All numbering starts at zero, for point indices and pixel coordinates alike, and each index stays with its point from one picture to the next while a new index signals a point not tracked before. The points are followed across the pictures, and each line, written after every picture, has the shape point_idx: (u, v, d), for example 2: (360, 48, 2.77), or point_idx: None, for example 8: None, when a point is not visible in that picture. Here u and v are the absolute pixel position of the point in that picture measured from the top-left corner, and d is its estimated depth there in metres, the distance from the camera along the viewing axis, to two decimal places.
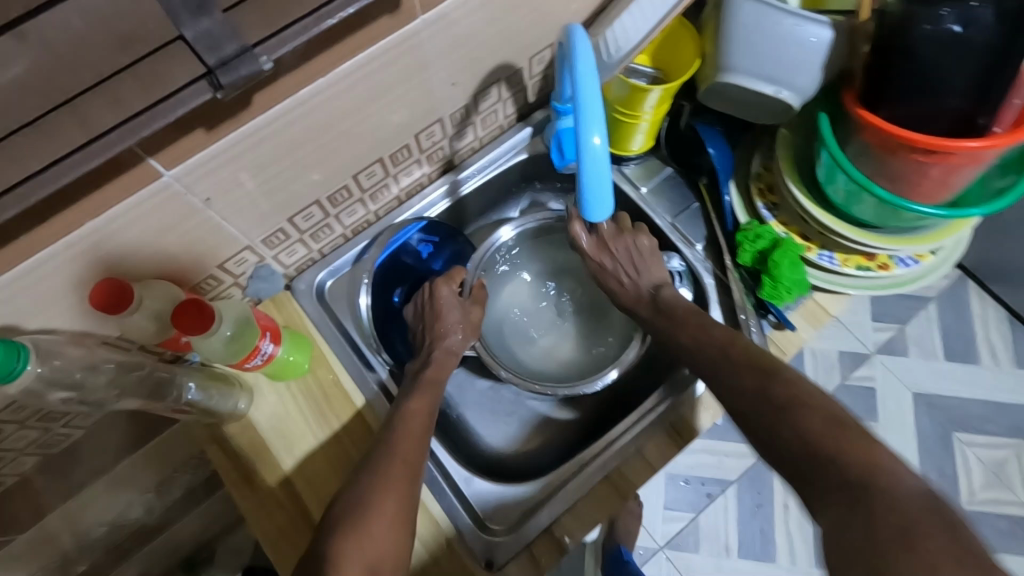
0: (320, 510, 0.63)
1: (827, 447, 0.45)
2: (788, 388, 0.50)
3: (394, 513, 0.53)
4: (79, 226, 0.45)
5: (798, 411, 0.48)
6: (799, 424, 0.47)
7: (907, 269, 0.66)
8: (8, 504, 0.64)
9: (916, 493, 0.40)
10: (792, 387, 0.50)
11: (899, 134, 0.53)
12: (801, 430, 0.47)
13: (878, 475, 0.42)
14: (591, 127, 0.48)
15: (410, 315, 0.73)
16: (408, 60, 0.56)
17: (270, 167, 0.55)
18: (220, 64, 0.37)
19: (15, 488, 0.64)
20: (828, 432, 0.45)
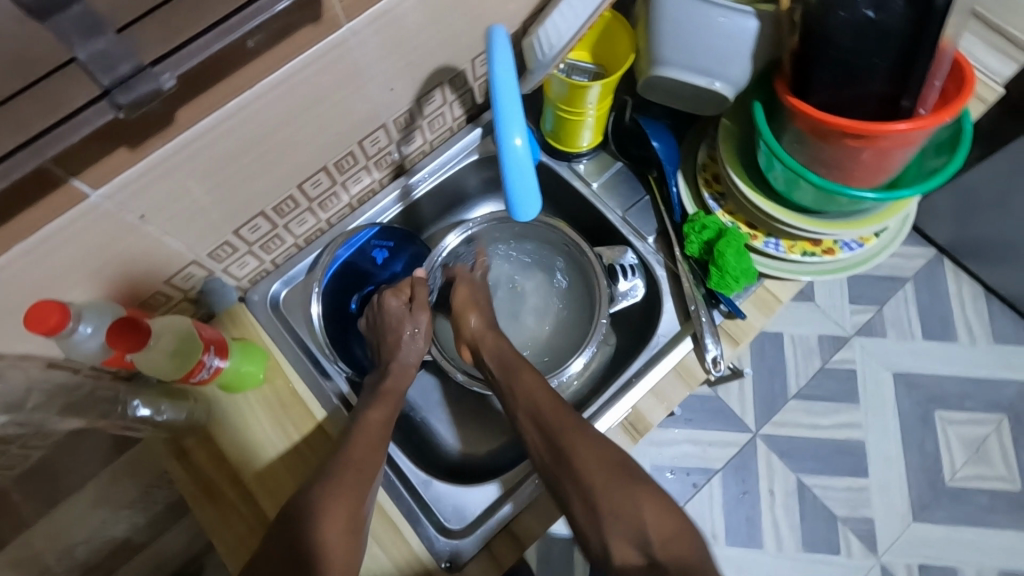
0: (274, 509, 0.64)
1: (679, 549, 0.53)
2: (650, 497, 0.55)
3: (347, 519, 0.53)
4: (7, 251, 0.45)
5: (655, 525, 0.54)
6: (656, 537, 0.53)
7: (852, 252, 0.67)
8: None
9: (696, 551, 0.54)
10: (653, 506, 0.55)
11: (826, 120, 0.54)
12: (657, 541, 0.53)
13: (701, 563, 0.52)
14: (513, 127, 0.48)
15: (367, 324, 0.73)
16: (339, 68, 0.56)
17: (205, 181, 0.55)
18: (117, 82, 0.36)
19: None
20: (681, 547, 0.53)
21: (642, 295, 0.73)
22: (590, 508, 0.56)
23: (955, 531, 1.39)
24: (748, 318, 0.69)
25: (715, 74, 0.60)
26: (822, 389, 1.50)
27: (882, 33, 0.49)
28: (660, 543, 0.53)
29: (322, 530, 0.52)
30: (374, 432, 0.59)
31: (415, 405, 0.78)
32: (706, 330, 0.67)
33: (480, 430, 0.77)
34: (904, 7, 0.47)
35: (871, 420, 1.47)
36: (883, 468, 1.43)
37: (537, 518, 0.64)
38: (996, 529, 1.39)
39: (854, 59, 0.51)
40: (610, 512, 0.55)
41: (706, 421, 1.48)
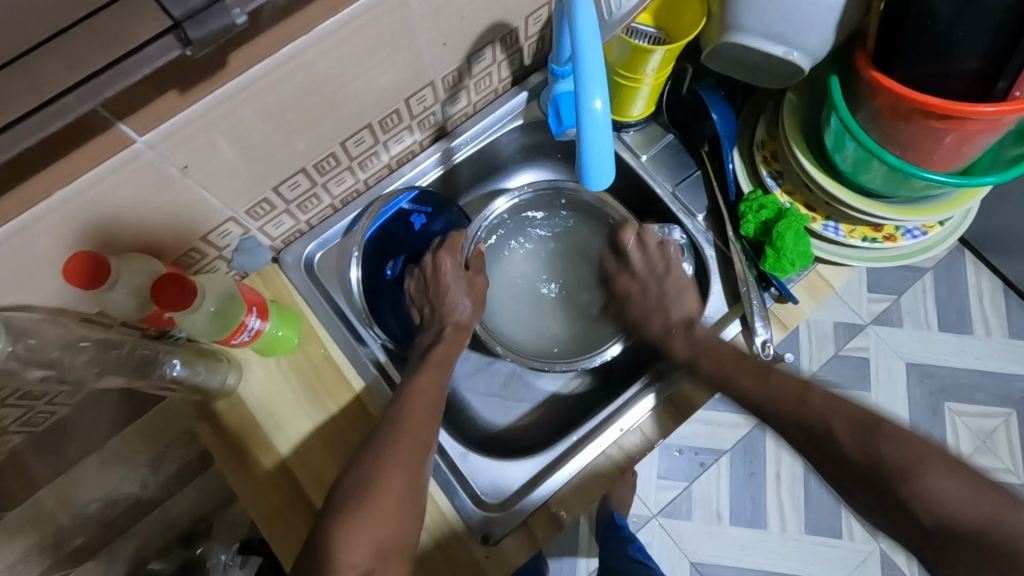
0: (321, 498, 0.62)
1: (969, 524, 0.42)
2: (899, 446, 0.47)
3: (402, 490, 0.51)
4: (47, 196, 0.42)
5: (923, 475, 0.44)
6: (929, 492, 0.44)
7: (915, 240, 0.64)
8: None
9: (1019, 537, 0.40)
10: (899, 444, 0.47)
11: (915, 97, 0.51)
12: (934, 501, 0.44)
13: (995, 527, 0.41)
14: (592, 88, 0.45)
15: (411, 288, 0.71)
16: (395, 18, 0.53)
17: (253, 131, 0.52)
18: (187, 17, 0.34)
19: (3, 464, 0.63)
20: (971, 499, 0.43)
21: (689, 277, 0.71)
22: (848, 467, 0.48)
23: None
24: (799, 302, 0.67)
25: (794, 44, 0.56)
26: (836, 375, 1.49)
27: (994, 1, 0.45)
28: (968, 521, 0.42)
29: (371, 507, 0.50)
30: (416, 400, 0.57)
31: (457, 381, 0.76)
32: (756, 313, 0.66)
33: (512, 403, 0.76)
34: None
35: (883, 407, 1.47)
36: None
37: (574, 495, 0.63)
38: None
39: (954, 32, 0.47)
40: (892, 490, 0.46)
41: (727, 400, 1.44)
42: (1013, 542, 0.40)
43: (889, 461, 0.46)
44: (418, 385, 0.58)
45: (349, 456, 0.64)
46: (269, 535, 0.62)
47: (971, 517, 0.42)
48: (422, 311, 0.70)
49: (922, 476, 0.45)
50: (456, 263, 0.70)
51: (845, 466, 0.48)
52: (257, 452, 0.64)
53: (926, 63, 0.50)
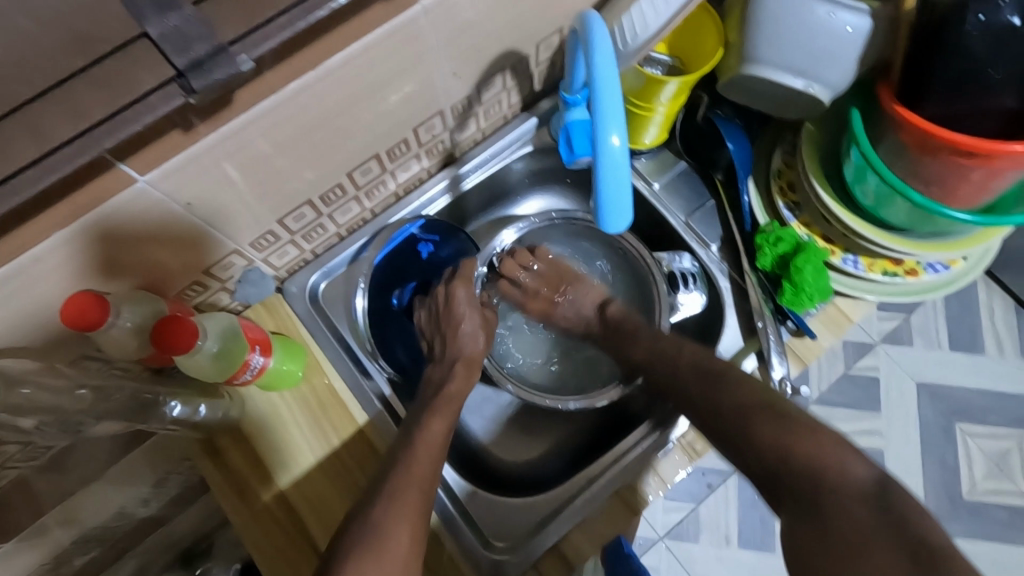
0: (324, 536, 0.60)
1: (801, 462, 0.46)
2: (753, 396, 0.52)
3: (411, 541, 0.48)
4: (46, 238, 0.41)
5: (757, 422, 0.50)
6: (759, 439, 0.49)
7: (936, 275, 0.63)
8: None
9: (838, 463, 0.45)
10: (749, 391, 0.53)
11: (944, 135, 0.49)
12: (769, 441, 0.48)
13: (828, 475, 0.45)
14: (611, 125, 0.43)
15: (422, 320, 0.70)
16: (405, 52, 0.51)
17: (259, 165, 0.51)
18: (192, 65, 0.33)
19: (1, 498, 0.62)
20: (793, 442, 0.47)
21: (701, 308, 0.70)
22: (717, 421, 0.53)
23: (972, 545, 1.37)
24: (816, 337, 0.65)
25: (815, 77, 0.54)
26: (845, 396, 1.47)
27: None
28: (807, 468, 0.45)
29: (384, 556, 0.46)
30: (423, 442, 0.56)
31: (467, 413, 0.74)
32: (773, 348, 0.64)
33: (519, 438, 0.74)
34: None
35: (894, 428, 1.44)
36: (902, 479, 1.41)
37: (586, 536, 0.61)
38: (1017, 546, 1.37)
39: (984, 69, 0.46)
40: (731, 433, 0.51)
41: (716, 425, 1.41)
42: (843, 488, 0.44)
43: (758, 453, 0.49)
44: (431, 432, 0.56)
45: (354, 494, 0.62)
46: None
47: (809, 465, 0.45)
48: (433, 343, 0.68)
49: (795, 460, 0.46)
50: (470, 293, 0.69)
51: (753, 449, 0.49)
52: (258, 487, 0.62)
53: (953, 100, 0.49)
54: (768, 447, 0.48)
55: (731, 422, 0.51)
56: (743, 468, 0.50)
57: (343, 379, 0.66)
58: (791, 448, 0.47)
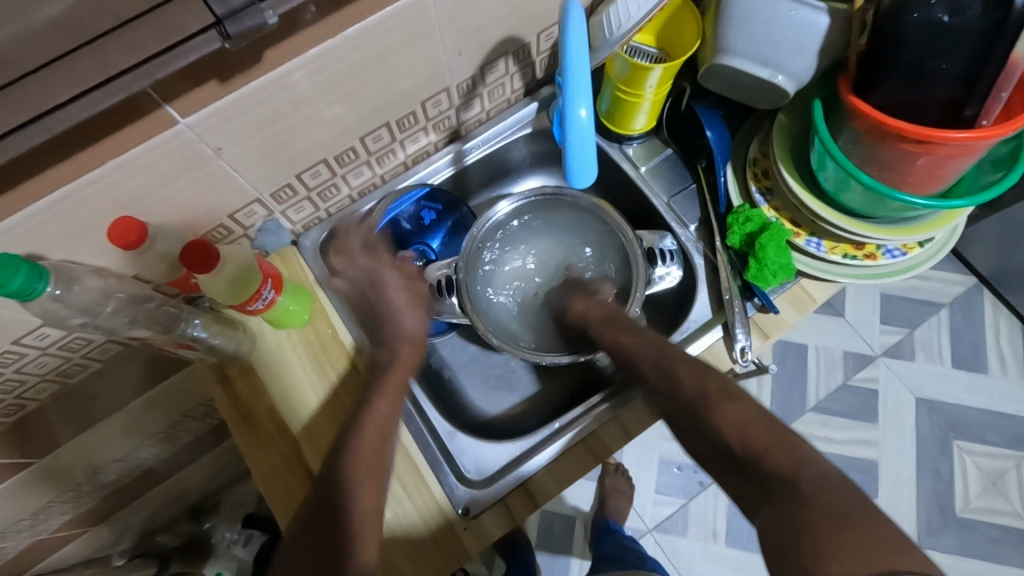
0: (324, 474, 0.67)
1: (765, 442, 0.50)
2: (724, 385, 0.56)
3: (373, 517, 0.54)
4: (100, 165, 0.49)
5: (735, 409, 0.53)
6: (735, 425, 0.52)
7: (894, 259, 0.67)
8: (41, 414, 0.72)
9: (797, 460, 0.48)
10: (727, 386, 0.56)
11: (891, 124, 0.54)
12: (739, 429, 0.52)
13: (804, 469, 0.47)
14: (578, 98, 0.50)
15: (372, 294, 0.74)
16: (414, 28, 0.59)
17: (281, 121, 0.59)
18: (228, 14, 0.40)
19: None
20: (762, 428, 0.51)
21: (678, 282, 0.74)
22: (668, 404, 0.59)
23: (962, 561, 1.38)
24: (780, 313, 0.70)
25: (779, 67, 0.60)
26: (841, 405, 1.49)
27: (960, 33, 0.48)
28: (751, 449, 0.50)
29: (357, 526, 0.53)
30: None
31: (445, 362, 0.81)
32: (738, 321, 0.69)
33: (503, 394, 0.80)
34: (981, 14, 0.46)
35: (888, 439, 1.46)
36: (892, 489, 1.43)
37: (552, 478, 0.67)
38: (1007, 564, 1.37)
39: (924, 64, 0.51)
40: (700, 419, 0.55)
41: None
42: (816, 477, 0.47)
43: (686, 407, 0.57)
44: (374, 411, 0.60)
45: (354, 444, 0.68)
46: (268, 494, 0.67)
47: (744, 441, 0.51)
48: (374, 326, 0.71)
49: (769, 460, 0.49)
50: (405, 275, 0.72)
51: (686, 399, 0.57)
52: (267, 424, 0.69)
53: (898, 91, 0.54)
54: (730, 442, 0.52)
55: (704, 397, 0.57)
56: (704, 449, 0.54)
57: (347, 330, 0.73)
58: (781, 440, 0.50)
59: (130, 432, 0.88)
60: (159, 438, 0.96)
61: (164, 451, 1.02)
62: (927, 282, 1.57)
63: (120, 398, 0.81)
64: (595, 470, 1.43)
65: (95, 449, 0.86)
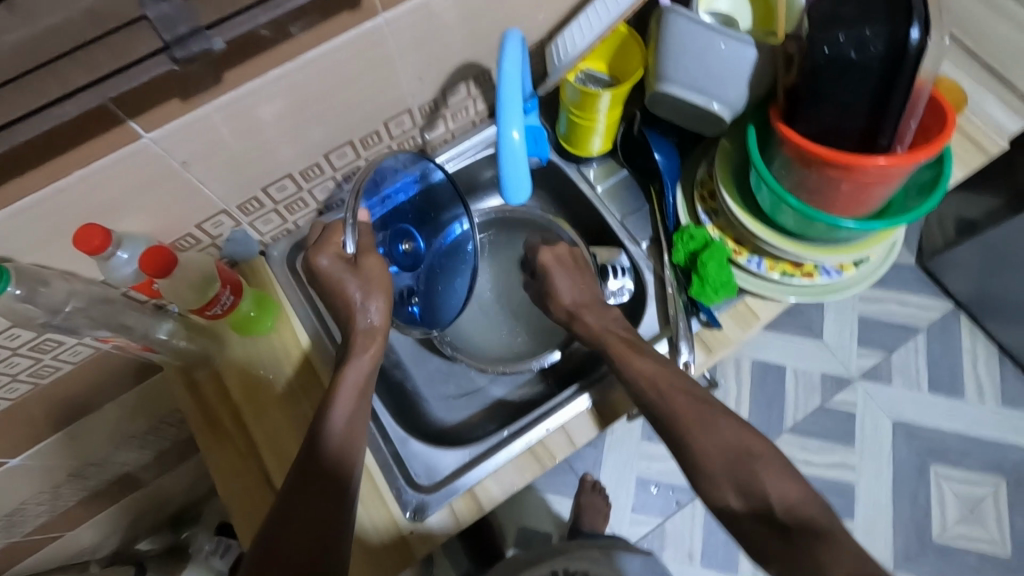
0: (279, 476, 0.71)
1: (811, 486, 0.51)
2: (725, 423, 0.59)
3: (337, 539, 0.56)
4: (66, 174, 0.52)
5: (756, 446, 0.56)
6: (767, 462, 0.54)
7: (830, 279, 0.70)
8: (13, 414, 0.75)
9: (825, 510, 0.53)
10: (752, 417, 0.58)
11: (812, 150, 0.57)
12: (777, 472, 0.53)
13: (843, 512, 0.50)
14: (511, 121, 0.55)
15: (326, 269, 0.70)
16: (371, 54, 0.63)
17: (244, 138, 0.62)
18: (174, 40, 0.44)
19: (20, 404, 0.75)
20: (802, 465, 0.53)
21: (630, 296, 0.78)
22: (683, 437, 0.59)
23: None
24: (723, 329, 0.73)
25: (714, 95, 0.64)
26: (820, 428, 1.49)
27: (865, 66, 0.51)
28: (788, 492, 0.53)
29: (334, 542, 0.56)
30: (354, 380, 0.64)
31: (406, 371, 0.84)
32: (683, 336, 0.71)
33: (463, 404, 0.83)
34: (883, 50, 0.50)
35: (866, 463, 1.45)
36: (870, 513, 1.42)
37: (497, 482, 0.70)
38: None
39: (837, 94, 0.54)
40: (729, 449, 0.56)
41: (669, 438, 1.46)
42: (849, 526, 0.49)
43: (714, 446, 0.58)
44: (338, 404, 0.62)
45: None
46: (227, 491, 0.72)
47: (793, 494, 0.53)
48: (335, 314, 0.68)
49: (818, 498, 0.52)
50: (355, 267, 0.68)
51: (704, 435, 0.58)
52: (238, 441, 0.74)
53: (819, 120, 0.57)
54: (726, 462, 0.58)
55: (698, 418, 0.60)
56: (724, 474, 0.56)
57: (311, 339, 0.77)
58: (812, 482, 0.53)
59: (107, 434, 0.91)
60: (136, 441, 0.99)
61: (142, 454, 1.04)
62: (906, 305, 1.57)
63: (97, 400, 0.84)
64: (573, 487, 1.43)
65: (71, 450, 0.88)
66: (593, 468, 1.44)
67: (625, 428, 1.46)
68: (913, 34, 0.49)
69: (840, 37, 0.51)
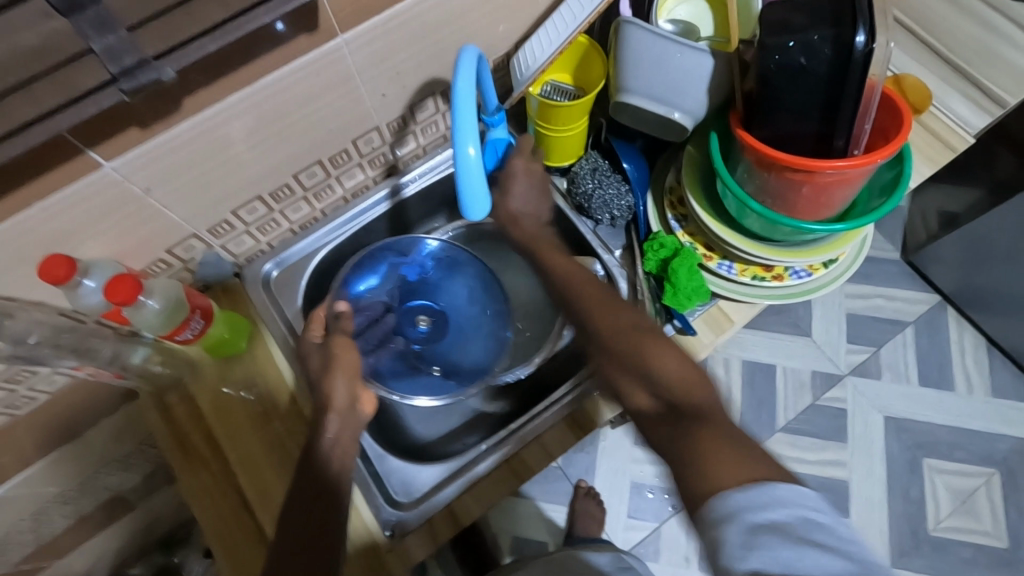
0: (255, 501, 0.71)
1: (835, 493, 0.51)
2: None
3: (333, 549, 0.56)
4: (26, 206, 0.52)
5: None
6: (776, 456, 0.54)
7: (800, 280, 0.70)
8: None
9: None
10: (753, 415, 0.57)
11: (771, 155, 0.57)
12: None
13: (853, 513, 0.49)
14: (467, 138, 0.55)
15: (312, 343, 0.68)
16: (331, 74, 0.63)
17: (213, 160, 0.63)
18: (121, 72, 0.44)
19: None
20: None
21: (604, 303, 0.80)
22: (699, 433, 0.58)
23: None
24: (697, 334, 0.73)
25: (674, 104, 0.65)
26: (811, 425, 1.48)
27: (816, 73, 0.52)
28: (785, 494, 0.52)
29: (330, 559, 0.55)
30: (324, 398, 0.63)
31: None
32: None
33: (446, 419, 0.83)
34: (830, 55, 0.51)
35: (858, 459, 1.45)
36: (865, 510, 1.41)
37: (476, 497, 0.70)
38: None
39: (790, 101, 0.55)
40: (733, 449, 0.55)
41: None
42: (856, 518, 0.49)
43: None
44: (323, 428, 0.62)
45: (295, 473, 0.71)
46: (201, 514, 0.71)
47: None
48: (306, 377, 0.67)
49: None
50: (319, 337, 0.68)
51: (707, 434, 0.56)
52: (214, 466, 0.73)
53: (775, 126, 0.58)
54: None
55: None
56: None
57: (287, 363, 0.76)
58: None
59: (90, 459, 0.91)
60: (121, 466, 0.98)
61: (128, 478, 1.04)
62: (893, 300, 1.57)
63: (78, 425, 0.84)
64: (567, 494, 1.43)
65: (54, 478, 0.88)
66: (585, 475, 1.44)
67: (616, 433, 1.46)
68: (858, 39, 0.50)
69: (790, 44, 0.52)
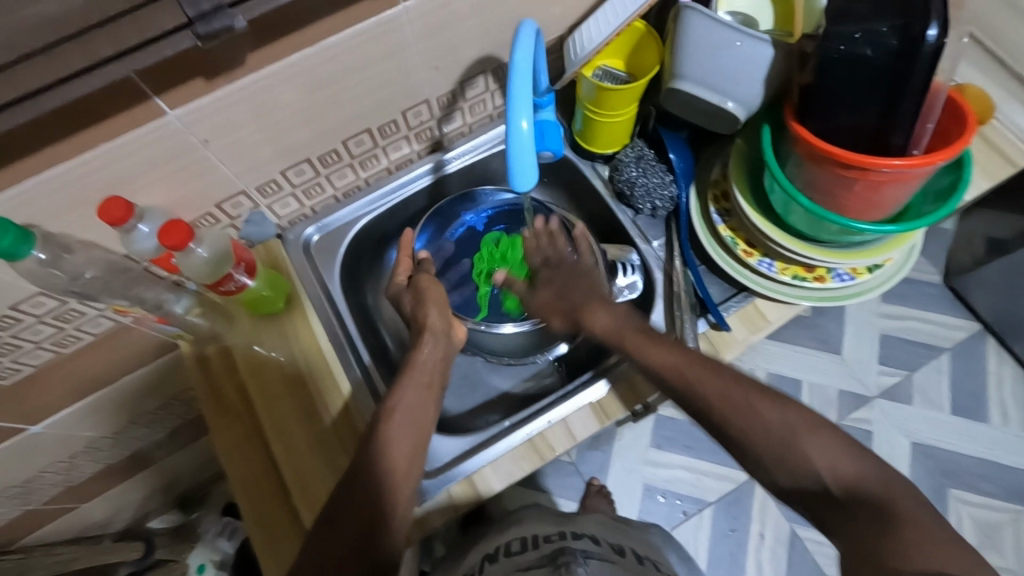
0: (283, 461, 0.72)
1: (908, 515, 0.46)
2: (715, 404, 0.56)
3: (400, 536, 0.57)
4: (93, 146, 0.55)
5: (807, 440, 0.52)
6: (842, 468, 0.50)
7: (842, 283, 0.69)
8: (34, 382, 0.77)
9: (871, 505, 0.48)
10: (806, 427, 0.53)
11: (826, 149, 0.56)
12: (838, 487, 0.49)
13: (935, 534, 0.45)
14: (520, 112, 0.55)
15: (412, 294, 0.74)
16: (389, 42, 0.64)
17: (269, 118, 0.64)
18: (199, 16, 0.46)
19: (40, 372, 0.77)
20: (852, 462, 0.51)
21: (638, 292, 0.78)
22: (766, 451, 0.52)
23: None
24: (731, 330, 0.72)
25: (728, 93, 0.65)
26: None
27: (879, 65, 0.51)
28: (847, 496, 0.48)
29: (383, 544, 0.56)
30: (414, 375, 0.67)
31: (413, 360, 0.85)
32: (688, 334, 0.70)
33: (469, 398, 0.83)
34: (897, 47, 0.50)
35: None
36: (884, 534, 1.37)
37: (496, 473, 0.70)
38: None
39: (848, 94, 0.54)
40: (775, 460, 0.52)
41: (676, 448, 1.44)
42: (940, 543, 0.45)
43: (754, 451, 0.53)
44: None
45: (336, 469, 0.71)
46: (230, 468, 0.74)
47: None
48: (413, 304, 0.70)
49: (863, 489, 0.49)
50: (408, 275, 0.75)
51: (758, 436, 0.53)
52: (247, 424, 0.76)
53: (832, 120, 0.57)
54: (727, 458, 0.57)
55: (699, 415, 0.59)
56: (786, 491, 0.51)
57: (323, 330, 0.78)
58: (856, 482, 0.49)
59: (123, 408, 0.94)
60: (150, 418, 1.02)
61: (155, 432, 1.07)
62: (930, 324, 1.53)
63: (116, 373, 0.87)
64: (578, 490, 1.42)
65: (89, 422, 0.91)
66: (598, 473, 1.43)
67: (633, 434, 1.45)
68: (930, 33, 0.48)
69: (854, 34, 0.51)
